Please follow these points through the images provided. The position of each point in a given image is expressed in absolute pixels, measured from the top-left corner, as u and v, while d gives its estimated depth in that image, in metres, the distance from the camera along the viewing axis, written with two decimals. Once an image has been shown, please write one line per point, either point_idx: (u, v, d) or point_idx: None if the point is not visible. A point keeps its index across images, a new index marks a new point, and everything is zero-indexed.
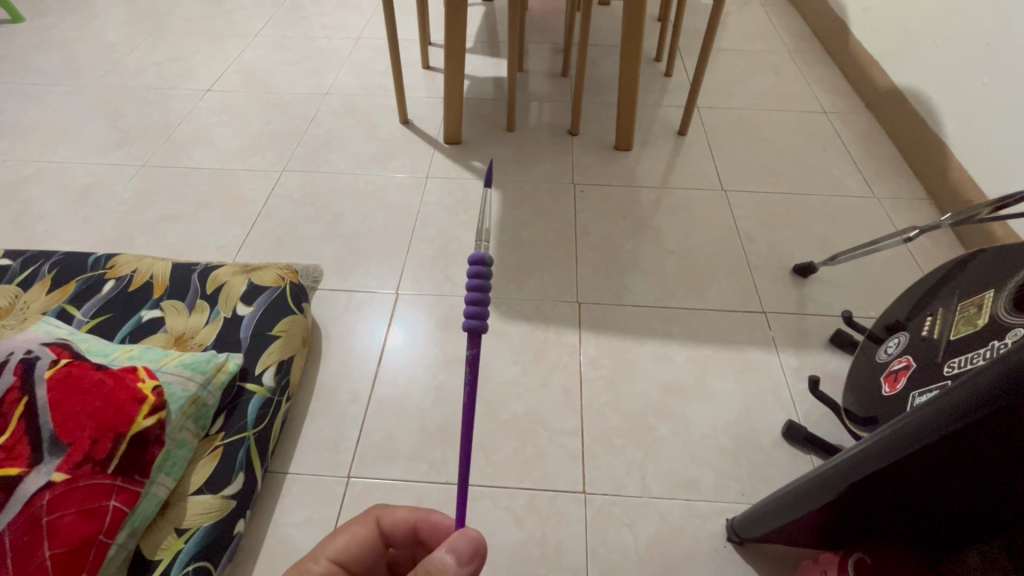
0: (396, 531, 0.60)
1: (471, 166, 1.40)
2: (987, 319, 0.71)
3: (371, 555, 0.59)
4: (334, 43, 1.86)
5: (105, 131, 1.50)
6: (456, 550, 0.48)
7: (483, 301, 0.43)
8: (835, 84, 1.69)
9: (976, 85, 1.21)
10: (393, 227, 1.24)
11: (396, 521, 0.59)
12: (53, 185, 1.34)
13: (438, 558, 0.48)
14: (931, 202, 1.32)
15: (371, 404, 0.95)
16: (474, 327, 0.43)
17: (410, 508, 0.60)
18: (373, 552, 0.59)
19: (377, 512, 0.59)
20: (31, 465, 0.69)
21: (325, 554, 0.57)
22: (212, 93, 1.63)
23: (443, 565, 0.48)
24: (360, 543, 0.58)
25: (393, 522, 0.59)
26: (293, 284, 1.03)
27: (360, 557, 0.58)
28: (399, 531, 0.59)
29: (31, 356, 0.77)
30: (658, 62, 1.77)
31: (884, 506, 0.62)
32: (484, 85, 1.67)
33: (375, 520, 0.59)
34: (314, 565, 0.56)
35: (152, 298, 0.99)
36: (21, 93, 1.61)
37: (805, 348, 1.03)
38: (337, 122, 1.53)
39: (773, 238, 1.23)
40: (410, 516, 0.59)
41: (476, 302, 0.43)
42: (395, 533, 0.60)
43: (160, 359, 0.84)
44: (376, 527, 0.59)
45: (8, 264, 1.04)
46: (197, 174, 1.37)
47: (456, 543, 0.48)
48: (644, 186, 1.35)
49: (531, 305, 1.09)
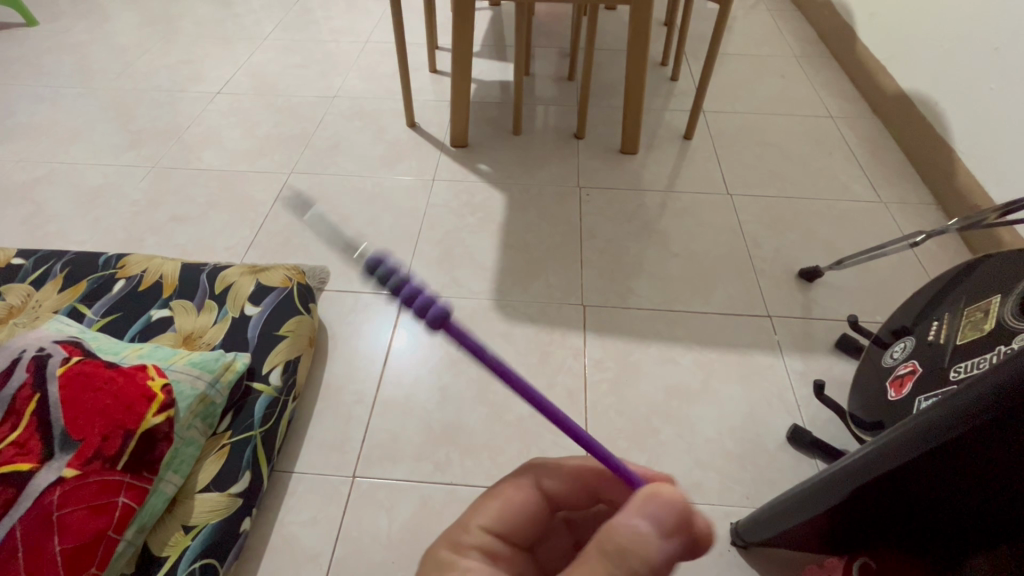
0: (566, 490, 0.54)
1: (477, 170, 1.41)
2: (994, 324, 0.71)
3: (535, 518, 0.53)
4: (342, 47, 1.87)
5: (117, 133, 1.52)
6: (660, 521, 0.42)
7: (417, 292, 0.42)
8: (842, 88, 1.69)
9: (984, 90, 1.20)
10: (400, 229, 1.25)
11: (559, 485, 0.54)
12: (64, 186, 1.36)
13: (630, 525, 0.41)
14: (938, 207, 1.31)
15: (377, 405, 0.95)
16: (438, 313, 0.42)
17: (572, 463, 0.55)
18: (542, 512, 0.53)
19: (535, 473, 0.53)
20: (42, 461, 0.71)
21: (477, 522, 0.50)
22: (221, 95, 1.65)
23: (644, 535, 0.41)
24: (524, 504, 0.52)
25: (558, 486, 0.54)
26: (301, 285, 1.04)
27: (518, 524, 0.51)
28: (569, 492, 0.54)
29: (43, 353, 0.79)
30: (664, 66, 1.78)
31: (889, 511, 0.62)
32: (490, 88, 1.68)
33: (536, 484, 0.53)
34: (467, 536, 0.49)
35: (161, 298, 1.00)
36: (34, 95, 1.63)
37: (811, 353, 1.03)
38: (345, 125, 1.54)
39: (778, 242, 1.23)
40: (577, 471, 0.55)
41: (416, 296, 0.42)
42: (561, 494, 0.54)
43: (169, 358, 0.85)
44: (540, 490, 0.53)
45: (20, 264, 1.06)
46: (206, 175, 1.39)
47: (653, 508, 0.42)
48: (650, 190, 1.35)
49: (536, 307, 1.10)
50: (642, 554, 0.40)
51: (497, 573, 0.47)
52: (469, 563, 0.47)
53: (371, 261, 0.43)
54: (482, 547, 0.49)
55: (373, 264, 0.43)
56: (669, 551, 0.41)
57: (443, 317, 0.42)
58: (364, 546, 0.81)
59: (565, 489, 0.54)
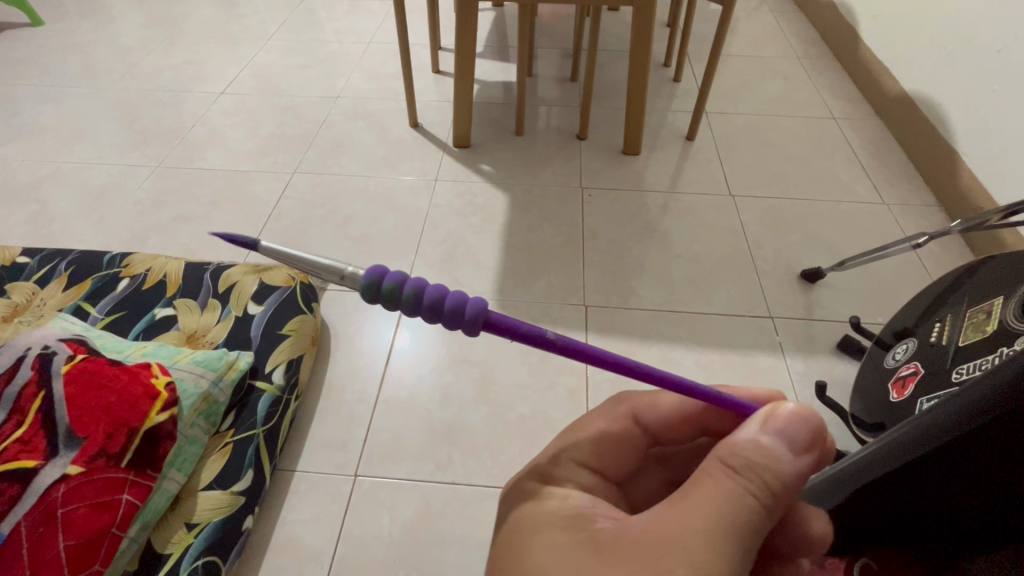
0: (663, 425, 0.56)
1: (480, 170, 1.41)
2: (996, 325, 0.71)
3: (631, 450, 0.54)
4: (345, 47, 1.88)
5: (121, 132, 1.52)
6: (788, 435, 0.44)
7: (441, 295, 0.41)
8: (844, 90, 1.69)
9: (987, 91, 1.20)
10: (403, 228, 1.25)
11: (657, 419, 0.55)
12: (69, 185, 1.36)
13: (751, 437, 0.43)
14: (941, 208, 1.31)
15: (379, 404, 0.96)
16: (477, 308, 0.41)
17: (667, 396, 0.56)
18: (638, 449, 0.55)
19: (633, 406, 0.55)
20: (47, 457, 0.71)
21: (571, 455, 0.53)
22: (225, 95, 1.66)
23: (772, 455, 0.43)
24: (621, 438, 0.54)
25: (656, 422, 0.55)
26: (304, 284, 1.04)
27: (611, 457, 0.54)
28: (669, 426, 0.56)
29: (48, 351, 0.79)
30: (666, 67, 1.78)
31: (892, 520, 0.62)
32: (493, 89, 1.68)
33: (632, 416, 0.55)
34: (562, 469, 0.51)
35: (165, 297, 1.01)
36: (40, 95, 1.64)
37: (813, 354, 1.03)
38: (348, 125, 1.55)
39: (780, 243, 1.23)
40: (672, 404, 0.55)
41: (444, 299, 0.41)
42: (658, 424, 0.56)
43: (173, 356, 0.86)
44: (635, 422, 0.55)
45: (26, 262, 1.06)
46: (210, 175, 1.39)
47: (780, 424, 0.44)
48: (652, 191, 1.36)
49: (538, 307, 1.10)
50: (773, 472, 0.42)
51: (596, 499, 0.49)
52: (567, 491, 0.49)
53: (377, 285, 0.41)
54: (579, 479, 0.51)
55: (385, 286, 0.41)
56: (799, 464, 0.43)
57: (480, 310, 0.41)
58: (366, 544, 0.81)
59: (665, 423, 0.55)
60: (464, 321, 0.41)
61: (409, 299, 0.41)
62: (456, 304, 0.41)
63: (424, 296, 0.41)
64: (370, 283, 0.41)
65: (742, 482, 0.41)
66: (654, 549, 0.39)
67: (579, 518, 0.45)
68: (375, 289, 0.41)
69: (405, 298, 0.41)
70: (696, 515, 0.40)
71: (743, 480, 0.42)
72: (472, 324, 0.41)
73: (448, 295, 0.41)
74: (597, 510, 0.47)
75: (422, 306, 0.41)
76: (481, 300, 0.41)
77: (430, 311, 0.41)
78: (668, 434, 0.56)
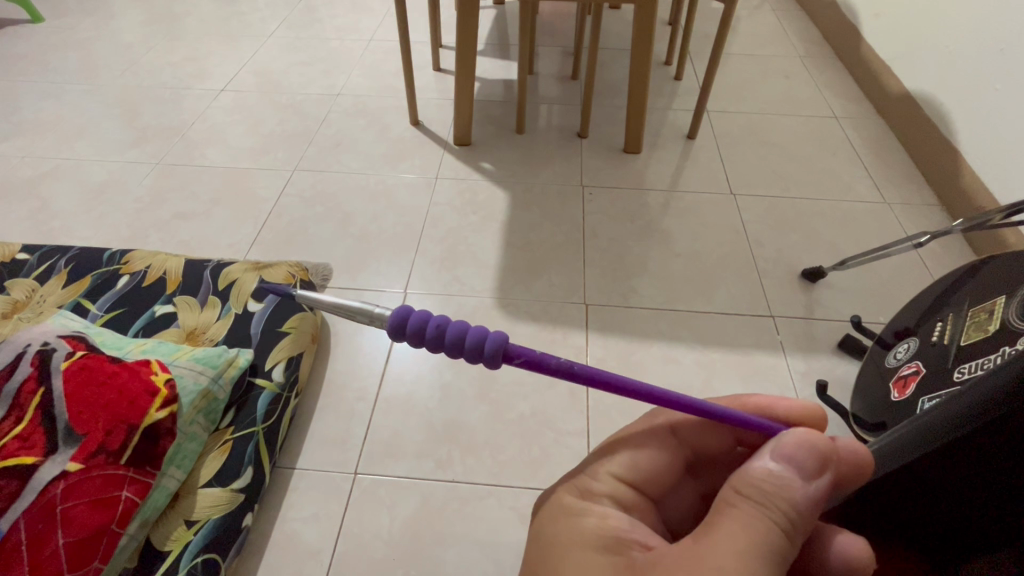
0: (700, 438, 0.56)
1: (480, 168, 1.41)
2: (998, 325, 0.71)
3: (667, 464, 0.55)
4: (346, 44, 1.87)
5: (121, 129, 1.52)
6: (797, 462, 0.44)
7: (462, 331, 0.44)
8: (846, 89, 1.69)
9: (989, 91, 1.20)
10: (403, 226, 1.25)
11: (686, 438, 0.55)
12: (69, 182, 1.36)
13: (762, 467, 0.44)
14: (943, 208, 1.31)
15: (379, 402, 0.95)
16: (495, 342, 0.43)
17: None
18: (677, 461, 0.55)
19: (669, 421, 0.56)
20: (46, 454, 0.71)
21: (605, 468, 0.53)
22: (226, 92, 1.65)
23: (790, 482, 0.43)
24: (657, 453, 0.54)
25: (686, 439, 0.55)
26: (304, 282, 1.04)
27: (649, 469, 0.54)
28: (705, 440, 0.56)
29: (48, 348, 0.79)
30: (668, 66, 1.77)
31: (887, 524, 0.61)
32: (493, 87, 1.68)
33: (668, 429, 0.55)
34: (597, 483, 0.52)
35: (165, 294, 1.01)
36: (40, 91, 1.64)
37: (814, 353, 1.03)
38: (348, 123, 1.54)
39: (782, 242, 1.23)
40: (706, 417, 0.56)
41: (464, 336, 0.44)
42: (694, 439, 0.56)
43: (172, 353, 0.85)
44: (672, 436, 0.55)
45: (25, 259, 1.06)
46: (210, 172, 1.39)
47: (788, 450, 0.45)
48: (653, 189, 1.35)
49: (538, 306, 1.10)
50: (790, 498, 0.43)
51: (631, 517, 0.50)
52: (603, 508, 0.49)
53: (399, 324, 0.45)
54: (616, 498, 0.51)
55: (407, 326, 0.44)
56: (814, 489, 0.43)
57: (499, 344, 0.44)
58: (365, 543, 0.81)
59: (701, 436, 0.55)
60: (483, 354, 0.43)
61: (431, 336, 0.44)
62: (476, 339, 0.44)
63: (443, 333, 0.44)
64: (395, 326, 0.45)
65: (762, 509, 0.42)
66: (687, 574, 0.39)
67: (616, 540, 0.46)
68: (398, 330, 0.45)
69: (426, 337, 0.44)
70: (729, 541, 0.40)
71: (762, 503, 0.42)
72: (492, 357, 0.43)
73: (467, 331, 0.44)
74: (632, 531, 0.47)
75: (444, 343, 0.44)
76: (501, 334, 0.44)
77: (450, 348, 0.44)
78: (706, 446, 0.56)
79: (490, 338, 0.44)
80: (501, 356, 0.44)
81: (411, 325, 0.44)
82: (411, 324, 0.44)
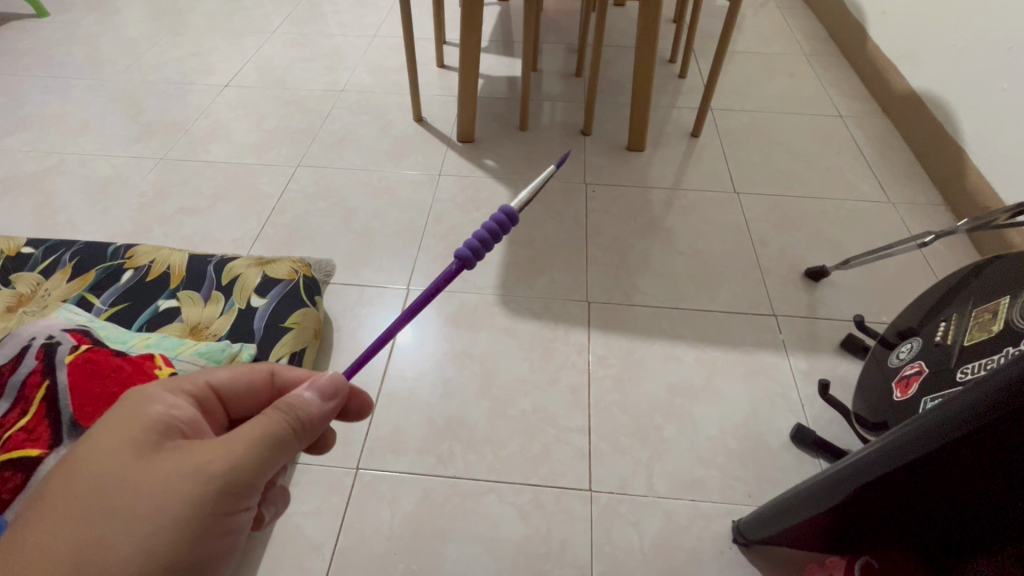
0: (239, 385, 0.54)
1: (483, 165, 1.41)
2: (1002, 325, 0.71)
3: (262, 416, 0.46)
4: (350, 41, 1.87)
5: (126, 124, 1.52)
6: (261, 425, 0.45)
7: (478, 251, 0.49)
8: (851, 88, 1.68)
9: (996, 89, 1.19)
10: (406, 223, 1.25)
11: (321, 418, 0.49)
12: (74, 176, 1.37)
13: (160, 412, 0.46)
14: (948, 207, 1.30)
15: (381, 398, 0.96)
16: (464, 259, 0.49)
17: (317, 384, 0.49)
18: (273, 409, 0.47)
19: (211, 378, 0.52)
20: (51, 447, 0.71)
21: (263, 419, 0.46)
22: (230, 88, 1.66)
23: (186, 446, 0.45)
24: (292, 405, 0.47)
25: (319, 420, 0.48)
26: (307, 277, 1.05)
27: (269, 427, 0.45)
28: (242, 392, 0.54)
29: (53, 341, 0.80)
30: (672, 63, 1.77)
31: (893, 508, 0.62)
32: (497, 84, 1.68)
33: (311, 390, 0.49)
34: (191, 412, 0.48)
35: (169, 288, 1.02)
36: (45, 86, 1.65)
37: (816, 352, 1.03)
38: (352, 119, 1.54)
39: (785, 241, 1.23)
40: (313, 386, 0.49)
41: (473, 252, 0.49)
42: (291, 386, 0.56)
43: (176, 348, 0.87)
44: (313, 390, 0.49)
45: (30, 253, 1.07)
46: (213, 167, 1.39)
47: (289, 404, 0.47)
48: (656, 188, 1.35)
49: (541, 303, 1.10)
50: (211, 461, 0.43)
51: (195, 432, 0.47)
52: (176, 403, 0.48)
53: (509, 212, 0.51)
54: (261, 477, 0.45)
55: (505, 214, 0.50)
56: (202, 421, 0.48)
57: (463, 264, 0.49)
58: (367, 539, 0.81)
59: (240, 393, 0.54)
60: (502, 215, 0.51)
61: (492, 225, 0.50)
62: (470, 254, 0.49)
63: (490, 232, 0.50)
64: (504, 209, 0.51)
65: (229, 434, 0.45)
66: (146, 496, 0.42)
67: (155, 430, 0.45)
68: (506, 208, 0.51)
69: (498, 223, 0.50)
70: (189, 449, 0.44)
71: (239, 431, 0.45)
72: (456, 254, 0.49)
73: (473, 256, 0.49)
74: (189, 429, 0.47)
75: (489, 229, 0.50)
76: (467, 266, 0.49)
77: (483, 235, 0.50)
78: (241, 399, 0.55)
79: (470, 259, 0.49)
80: (455, 264, 0.49)
81: (506, 217, 0.50)
82: (507, 216, 0.50)
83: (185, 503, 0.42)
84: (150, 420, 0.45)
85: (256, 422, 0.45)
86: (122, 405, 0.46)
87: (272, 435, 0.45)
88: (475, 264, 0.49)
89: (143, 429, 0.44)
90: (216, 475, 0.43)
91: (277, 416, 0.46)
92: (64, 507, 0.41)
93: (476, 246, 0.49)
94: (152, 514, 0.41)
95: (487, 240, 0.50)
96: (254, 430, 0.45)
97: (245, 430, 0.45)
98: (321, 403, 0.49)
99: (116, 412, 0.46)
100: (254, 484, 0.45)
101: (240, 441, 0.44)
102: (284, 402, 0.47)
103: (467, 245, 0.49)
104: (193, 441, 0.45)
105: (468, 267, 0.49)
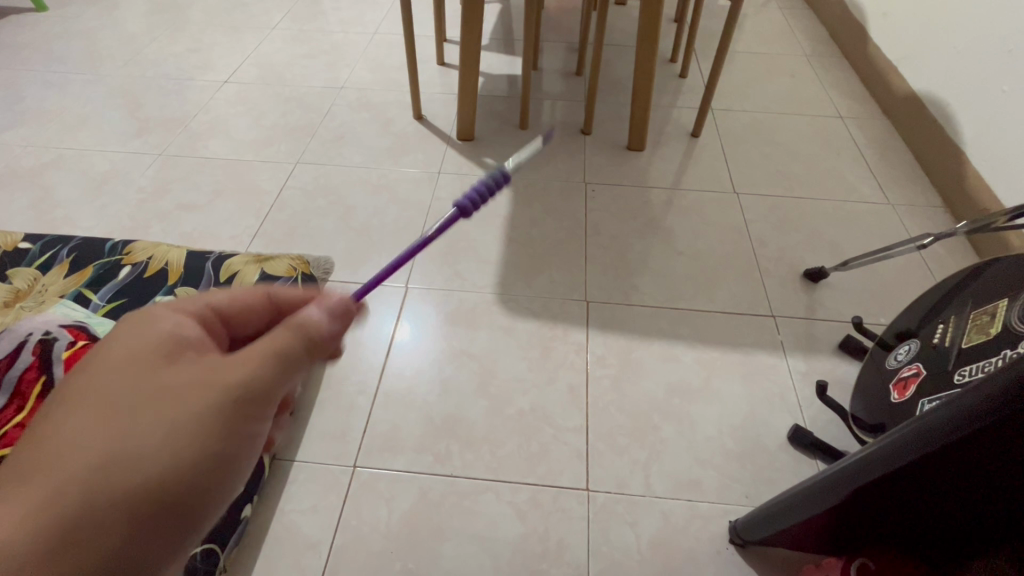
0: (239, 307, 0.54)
1: (483, 163, 1.40)
2: (1000, 328, 0.71)
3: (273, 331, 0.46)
4: (350, 38, 1.87)
5: (125, 120, 1.52)
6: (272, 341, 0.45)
7: (476, 201, 0.55)
8: (852, 89, 1.68)
9: (997, 91, 1.19)
10: (405, 221, 1.25)
11: (332, 334, 0.48)
12: (72, 171, 1.36)
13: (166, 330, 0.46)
14: (947, 209, 1.30)
15: (378, 396, 0.96)
16: (463, 206, 0.54)
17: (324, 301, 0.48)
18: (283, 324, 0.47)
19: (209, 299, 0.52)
20: None
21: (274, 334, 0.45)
22: (229, 84, 1.65)
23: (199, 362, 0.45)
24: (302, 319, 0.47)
25: (330, 337, 0.48)
26: (305, 274, 1.05)
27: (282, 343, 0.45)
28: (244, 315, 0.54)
29: (50, 337, 0.80)
30: (673, 63, 1.77)
31: (890, 509, 0.62)
32: (498, 82, 1.67)
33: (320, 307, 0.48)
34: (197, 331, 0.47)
35: (167, 285, 1.01)
36: (44, 80, 1.64)
37: (814, 353, 1.03)
38: (351, 116, 1.54)
39: (785, 242, 1.23)
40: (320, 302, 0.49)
41: (471, 202, 0.55)
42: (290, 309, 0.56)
43: None
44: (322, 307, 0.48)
45: (28, 248, 1.06)
46: (212, 164, 1.39)
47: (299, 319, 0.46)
48: (656, 187, 1.35)
49: (539, 302, 1.10)
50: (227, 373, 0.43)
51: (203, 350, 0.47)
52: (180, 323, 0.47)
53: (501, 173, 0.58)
54: (277, 391, 0.45)
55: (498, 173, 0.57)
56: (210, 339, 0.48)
57: (463, 211, 0.55)
58: (364, 537, 0.81)
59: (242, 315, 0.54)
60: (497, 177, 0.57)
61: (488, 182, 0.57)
62: (468, 203, 0.55)
63: (487, 186, 0.56)
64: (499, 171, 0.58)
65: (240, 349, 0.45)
66: (160, 408, 0.41)
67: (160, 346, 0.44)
68: (501, 169, 0.58)
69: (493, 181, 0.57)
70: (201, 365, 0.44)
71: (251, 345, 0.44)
72: (456, 202, 0.55)
73: (471, 205, 0.55)
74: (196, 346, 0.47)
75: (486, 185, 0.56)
76: (466, 214, 0.55)
77: (481, 188, 0.56)
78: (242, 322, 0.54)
79: (469, 207, 0.55)
80: (456, 212, 0.55)
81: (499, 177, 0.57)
82: (501, 176, 0.57)
83: (201, 415, 0.42)
84: (155, 338, 0.45)
85: (268, 338, 0.45)
86: (125, 324, 0.46)
87: (284, 349, 0.45)
88: (472, 213, 0.55)
89: (148, 345, 0.44)
90: (236, 383, 0.43)
91: (286, 332, 0.46)
92: (72, 420, 0.41)
93: (475, 197, 0.55)
94: (168, 424, 0.41)
95: (483, 193, 0.56)
96: (265, 346, 0.45)
97: (257, 346, 0.44)
98: (331, 321, 0.48)
99: (121, 331, 0.45)
100: (269, 396, 0.45)
101: (255, 354, 0.44)
102: (293, 320, 0.46)
103: (466, 197, 0.55)
104: (203, 357, 0.45)
105: (467, 215, 0.55)
